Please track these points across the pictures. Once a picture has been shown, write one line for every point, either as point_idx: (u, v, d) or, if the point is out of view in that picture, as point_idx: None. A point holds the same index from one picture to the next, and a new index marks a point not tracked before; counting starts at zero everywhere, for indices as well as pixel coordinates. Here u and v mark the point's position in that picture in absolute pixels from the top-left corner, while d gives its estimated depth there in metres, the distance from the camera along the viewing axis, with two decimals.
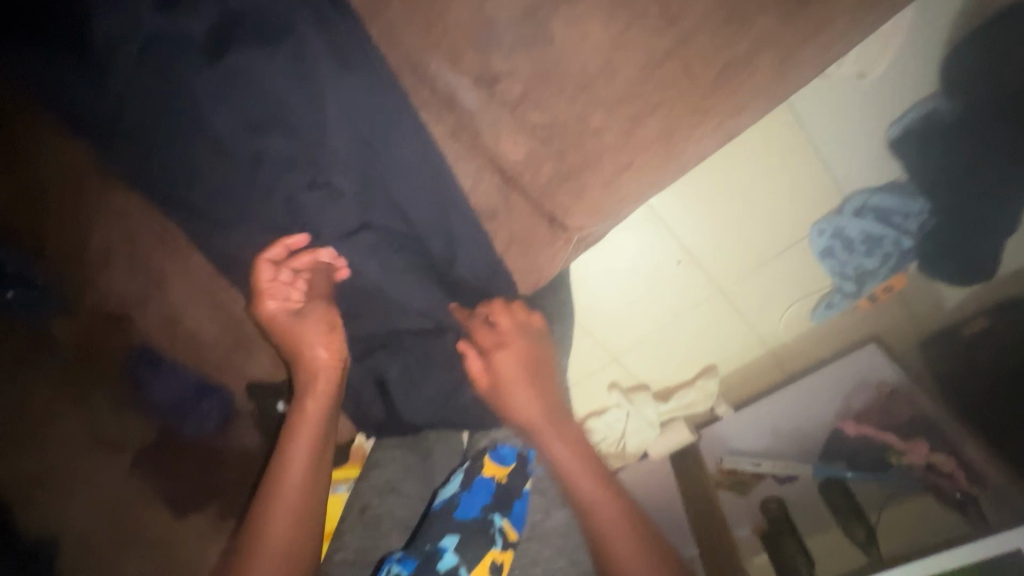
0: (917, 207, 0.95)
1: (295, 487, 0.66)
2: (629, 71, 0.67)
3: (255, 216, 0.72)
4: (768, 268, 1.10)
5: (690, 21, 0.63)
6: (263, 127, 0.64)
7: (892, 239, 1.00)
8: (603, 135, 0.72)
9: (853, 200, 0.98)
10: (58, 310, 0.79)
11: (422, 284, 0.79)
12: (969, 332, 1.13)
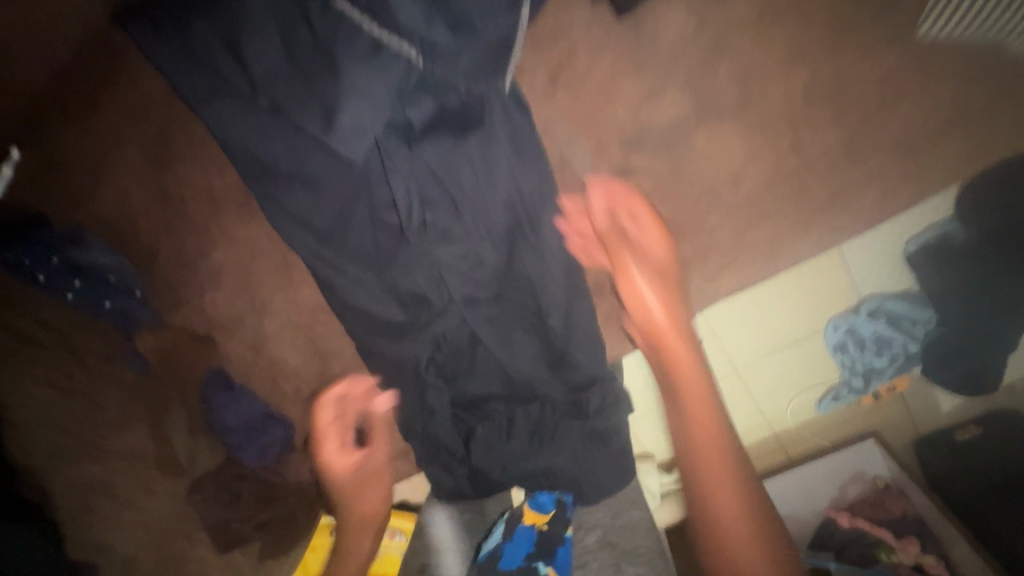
0: (927, 316, 0.78)
1: (370, 510, 0.86)
2: (754, 183, 0.75)
3: (395, 273, 0.77)
4: (781, 354, 0.85)
5: (814, 151, 0.72)
6: (432, 203, 0.72)
7: (902, 341, 0.80)
8: (716, 233, 0.79)
9: (868, 302, 0.80)
10: (149, 323, 0.85)
11: (539, 356, 0.81)
12: (960, 439, 0.79)
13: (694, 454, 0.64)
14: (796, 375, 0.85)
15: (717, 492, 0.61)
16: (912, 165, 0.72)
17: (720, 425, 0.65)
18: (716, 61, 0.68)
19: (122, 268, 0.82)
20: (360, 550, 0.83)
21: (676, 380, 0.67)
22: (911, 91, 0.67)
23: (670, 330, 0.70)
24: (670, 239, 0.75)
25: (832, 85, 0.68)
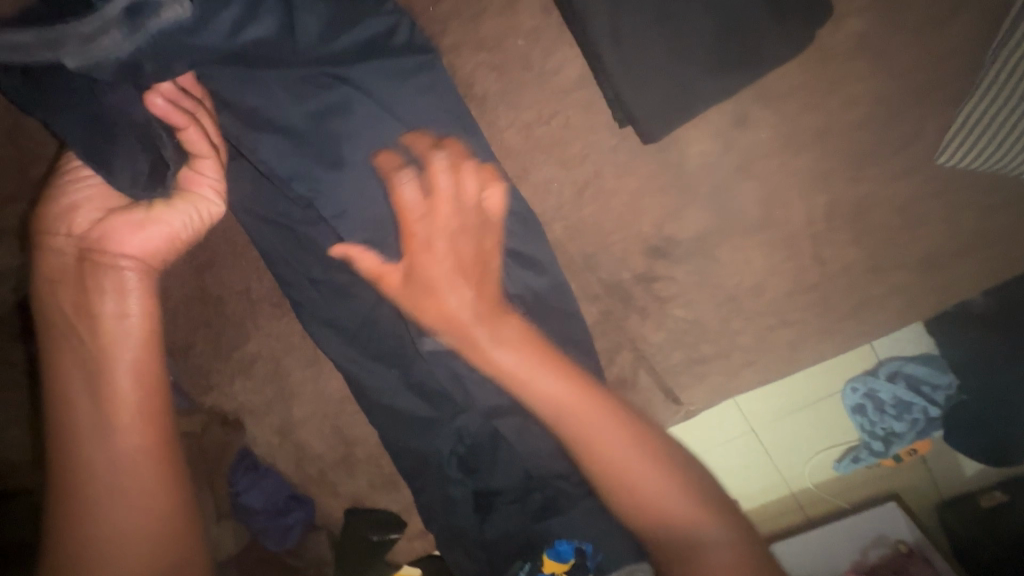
0: (947, 380, 0.87)
1: (125, 467, 0.53)
2: (777, 292, 0.76)
3: (421, 371, 0.79)
4: (804, 416, 0.95)
5: (836, 265, 0.73)
6: None
7: (922, 406, 0.88)
8: (739, 336, 0.79)
9: (886, 365, 0.89)
10: None
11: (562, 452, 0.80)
12: (985, 504, 0.94)
13: (651, 509, 0.57)
14: (825, 435, 0.97)
15: (664, 529, 0.57)
16: (936, 284, 0.72)
17: (647, 456, 0.57)
18: (739, 184, 0.70)
19: None
20: (127, 517, 0.52)
21: (610, 472, 0.57)
22: (929, 216, 0.70)
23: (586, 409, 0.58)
24: (478, 236, 0.60)
25: (850, 208, 0.70)
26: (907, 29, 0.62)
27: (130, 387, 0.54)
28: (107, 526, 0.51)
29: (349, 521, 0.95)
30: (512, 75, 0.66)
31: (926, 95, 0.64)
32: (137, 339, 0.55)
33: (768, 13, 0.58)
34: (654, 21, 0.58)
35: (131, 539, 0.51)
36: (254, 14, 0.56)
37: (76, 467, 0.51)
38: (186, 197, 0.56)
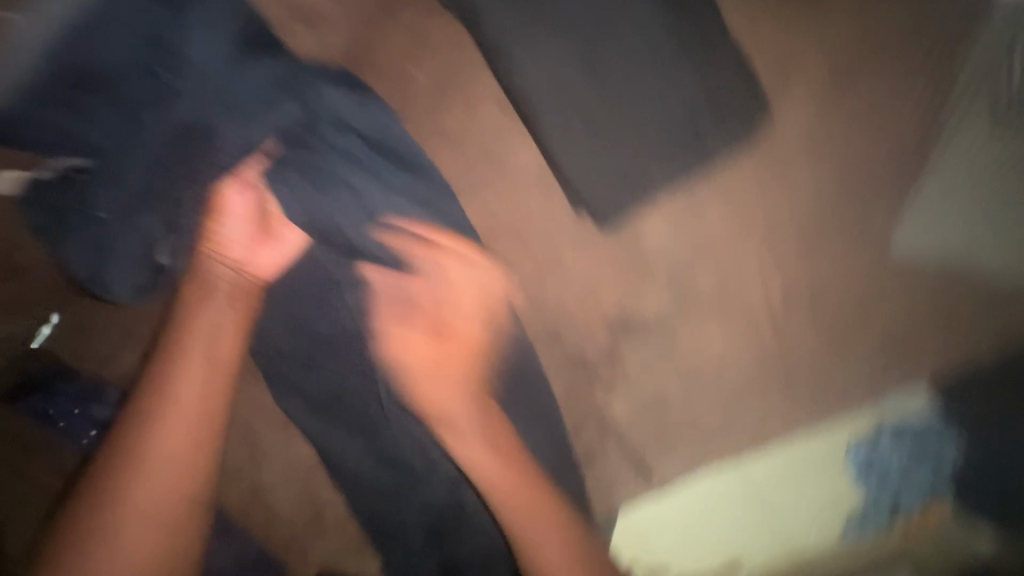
0: (952, 446, 0.76)
1: (188, 415, 0.70)
2: (740, 369, 0.76)
3: (383, 442, 0.74)
4: (815, 493, 0.77)
5: (796, 345, 0.74)
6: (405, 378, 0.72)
7: (926, 475, 0.76)
8: (706, 413, 0.78)
9: (885, 428, 0.76)
10: None
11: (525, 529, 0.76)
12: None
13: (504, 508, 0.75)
14: (826, 509, 0.78)
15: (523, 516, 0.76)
16: (891, 367, 0.75)
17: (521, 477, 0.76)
18: (697, 267, 0.71)
19: None
20: (166, 449, 0.70)
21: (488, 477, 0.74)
22: (880, 302, 0.72)
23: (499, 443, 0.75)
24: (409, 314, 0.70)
25: (807, 291, 0.72)
26: (835, 134, 0.70)
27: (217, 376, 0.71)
28: (133, 502, 0.69)
29: None
30: (472, 156, 0.68)
31: (856, 189, 0.71)
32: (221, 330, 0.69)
33: (695, 133, 0.70)
34: (611, 133, 0.68)
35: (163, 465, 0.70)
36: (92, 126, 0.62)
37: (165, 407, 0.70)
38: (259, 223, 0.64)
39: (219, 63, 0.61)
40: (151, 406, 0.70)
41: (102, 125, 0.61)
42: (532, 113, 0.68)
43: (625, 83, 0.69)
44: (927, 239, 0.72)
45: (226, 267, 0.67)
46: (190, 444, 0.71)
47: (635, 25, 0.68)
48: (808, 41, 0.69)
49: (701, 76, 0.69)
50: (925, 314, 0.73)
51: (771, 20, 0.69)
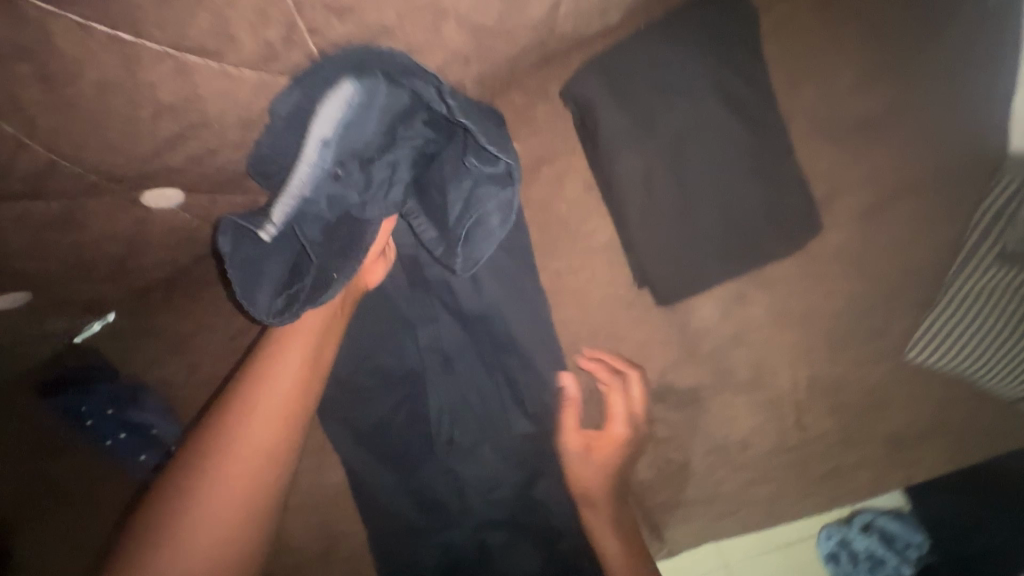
0: (918, 538, 0.87)
1: (254, 455, 0.58)
2: (761, 447, 0.82)
3: (422, 479, 0.81)
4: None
5: (815, 431, 0.81)
6: (458, 415, 0.80)
7: (894, 564, 0.87)
8: (724, 484, 0.83)
9: (862, 516, 0.90)
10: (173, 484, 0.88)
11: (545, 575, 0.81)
12: None
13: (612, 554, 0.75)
14: None
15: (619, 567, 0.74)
16: (901, 463, 0.80)
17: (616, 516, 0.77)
18: (735, 349, 0.79)
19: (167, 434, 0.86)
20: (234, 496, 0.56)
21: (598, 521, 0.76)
22: (897, 400, 0.78)
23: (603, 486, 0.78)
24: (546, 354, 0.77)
25: (830, 384, 0.79)
26: (879, 246, 0.73)
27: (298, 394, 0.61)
28: (200, 518, 0.54)
29: None
30: (551, 228, 0.76)
31: (889, 301, 0.75)
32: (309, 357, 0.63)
33: (770, 223, 0.67)
34: (677, 215, 0.67)
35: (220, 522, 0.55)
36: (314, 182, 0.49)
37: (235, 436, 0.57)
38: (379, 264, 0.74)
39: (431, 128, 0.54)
40: (217, 443, 0.57)
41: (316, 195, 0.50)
42: (609, 179, 0.67)
43: (706, 155, 0.65)
44: (964, 362, 0.72)
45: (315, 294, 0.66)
46: (248, 498, 0.58)
47: (722, 96, 0.64)
48: (877, 146, 0.70)
49: (790, 155, 0.66)
50: (935, 421, 0.78)
51: (848, 127, 0.69)
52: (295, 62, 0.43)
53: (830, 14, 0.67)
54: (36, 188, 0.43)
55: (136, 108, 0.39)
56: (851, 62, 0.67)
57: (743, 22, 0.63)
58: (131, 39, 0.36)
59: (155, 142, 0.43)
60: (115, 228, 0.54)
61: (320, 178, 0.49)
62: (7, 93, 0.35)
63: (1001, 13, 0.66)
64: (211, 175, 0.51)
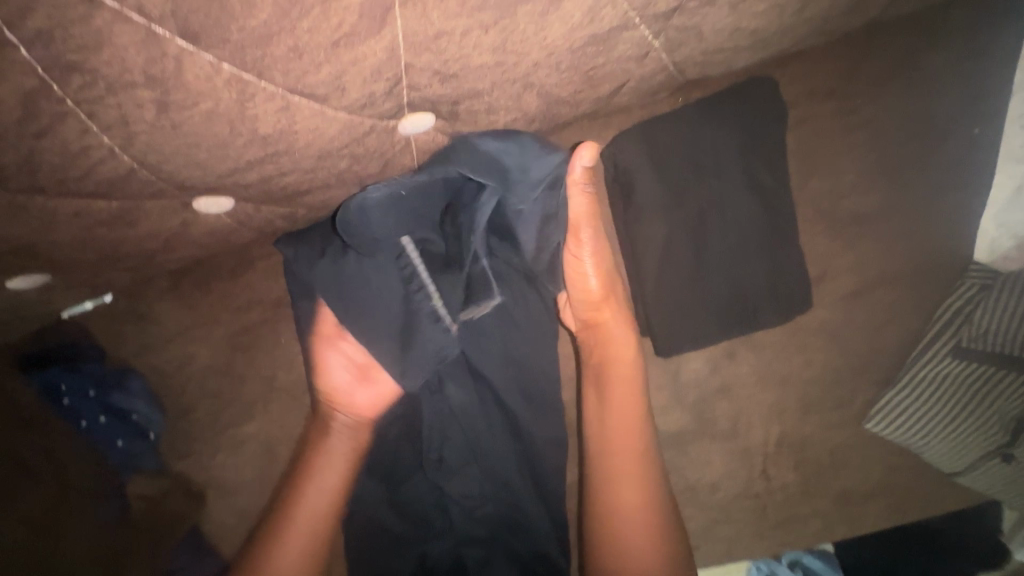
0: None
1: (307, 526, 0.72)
2: (727, 492, 0.88)
3: (410, 492, 0.81)
4: None
5: (780, 481, 0.87)
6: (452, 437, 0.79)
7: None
8: (690, 521, 0.89)
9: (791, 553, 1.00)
10: (147, 470, 0.83)
11: None
12: None
13: (617, 498, 0.69)
14: None
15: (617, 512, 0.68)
16: (848, 519, 0.86)
17: (637, 469, 0.70)
18: (717, 400, 0.86)
19: (146, 413, 0.84)
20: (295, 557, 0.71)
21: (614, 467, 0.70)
22: (850, 460, 0.86)
23: (632, 449, 0.71)
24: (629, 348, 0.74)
25: (796, 442, 0.86)
26: (857, 325, 0.81)
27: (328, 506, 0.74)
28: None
29: None
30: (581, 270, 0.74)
31: (860, 373, 0.83)
32: (327, 477, 0.75)
33: (768, 296, 0.73)
34: (688, 277, 0.73)
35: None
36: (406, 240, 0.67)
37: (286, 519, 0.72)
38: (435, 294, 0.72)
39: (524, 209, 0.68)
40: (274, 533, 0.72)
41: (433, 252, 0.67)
42: (633, 237, 0.74)
43: (723, 228, 0.72)
44: (918, 438, 0.80)
45: (343, 407, 0.78)
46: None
47: (746, 181, 0.71)
48: (867, 240, 0.79)
49: (794, 240, 0.72)
50: (891, 488, 0.85)
51: (843, 220, 0.79)
52: (384, 111, 0.46)
53: (840, 122, 0.77)
54: (109, 189, 0.45)
55: (235, 135, 0.42)
56: (851, 163, 0.78)
57: (774, 118, 0.71)
58: (253, 79, 0.38)
59: (236, 162, 0.45)
60: (163, 227, 0.55)
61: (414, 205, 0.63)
62: (122, 111, 0.37)
63: (987, 141, 0.74)
64: (273, 190, 0.52)
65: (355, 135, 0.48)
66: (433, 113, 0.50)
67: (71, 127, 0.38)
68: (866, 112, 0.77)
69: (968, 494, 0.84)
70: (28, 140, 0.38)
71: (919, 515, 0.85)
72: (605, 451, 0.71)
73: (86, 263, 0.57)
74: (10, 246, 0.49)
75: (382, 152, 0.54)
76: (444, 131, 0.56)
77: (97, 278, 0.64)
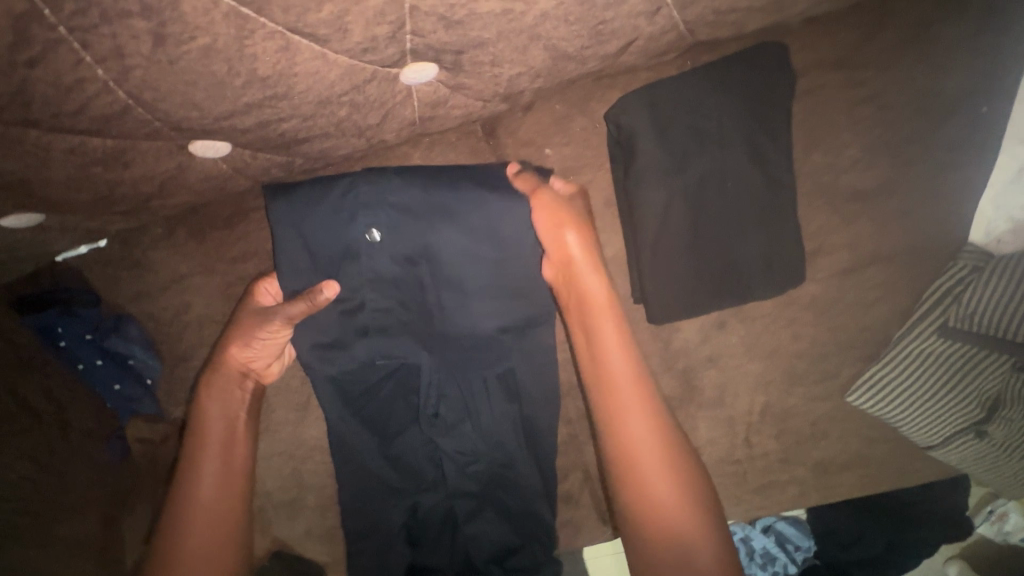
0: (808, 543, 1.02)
1: (210, 499, 0.68)
2: (709, 458, 0.90)
3: (400, 446, 0.83)
4: None
5: (761, 449, 0.90)
6: (447, 396, 0.80)
7: (784, 561, 1.02)
8: None
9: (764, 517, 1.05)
10: (144, 413, 0.85)
11: (501, 541, 0.83)
12: None
13: (638, 474, 0.66)
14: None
15: (659, 522, 0.64)
16: (823, 486, 0.90)
17: (647, 424, 0.68)
18: (706, 369, 0.88)
19: (141, 360, 0.84)
20: (201, 532, 0.67)
21: (642, 477, 0.66)
22: (831, 431, 0.88)
23: (636, 403, 0.68)
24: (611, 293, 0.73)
25: (780, 412, 0.88)
26: (848, 301, 0.82)
27: (236, 453, 0.72)
28: (183, 540, 0.66)
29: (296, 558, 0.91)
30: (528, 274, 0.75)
31: (847, 349, 0.84)
32: (231, 429, 0.73)
33: (762, 268, 0.74)
34: (684, 247, 0.73)
35: (200, 555, 0.66)
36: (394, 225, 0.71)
37: (187, 498, 0.68)
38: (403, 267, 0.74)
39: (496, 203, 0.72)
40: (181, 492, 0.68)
41: (370, 313, 0.74)
42: (632, 203, 0.73)
43: (722, 199, 0.72)
44: (895, 412, 0.83)
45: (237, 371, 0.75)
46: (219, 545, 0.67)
47: (749, 153, 0.71)
48: (866, 217, 0.79)
49: (793, 213, 0.72)
50: (867, 459, 0.88)
51: (843, 196, 0.79)
52: (386, 57, 0.45)
53: (847, 95, 0.76)
54: (104, 126, 0.44)
55: (232, 74, 0.41)
56: (856, 138, 0.77)
57: (781, 88, 0.70)
58: (252, 14, 0.37)
59: (234, 104, 0.44)
60: (160, 170, 0.54)
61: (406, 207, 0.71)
62: (117, 41, 0.37)
63: (995, 120, 0.73)
64: (270, 137, 0.52)
65: (355, 82, 0.47)
66: (436, 63, 0.49)
67: (64, 56, 0.37)
68: (875, 86, 0.75)
69: (939, 466, 0.87)
70: (20, 69, 0.37)
71: (890, 484, 0.89)
72: (602, 398, 0.70)
73: (79, 205, 0.56)
74: (5, 180, 0.48)
75: (382, 102, 0.53)
76: (447, 84, 0.55)
77: (91, 221, 0.64)
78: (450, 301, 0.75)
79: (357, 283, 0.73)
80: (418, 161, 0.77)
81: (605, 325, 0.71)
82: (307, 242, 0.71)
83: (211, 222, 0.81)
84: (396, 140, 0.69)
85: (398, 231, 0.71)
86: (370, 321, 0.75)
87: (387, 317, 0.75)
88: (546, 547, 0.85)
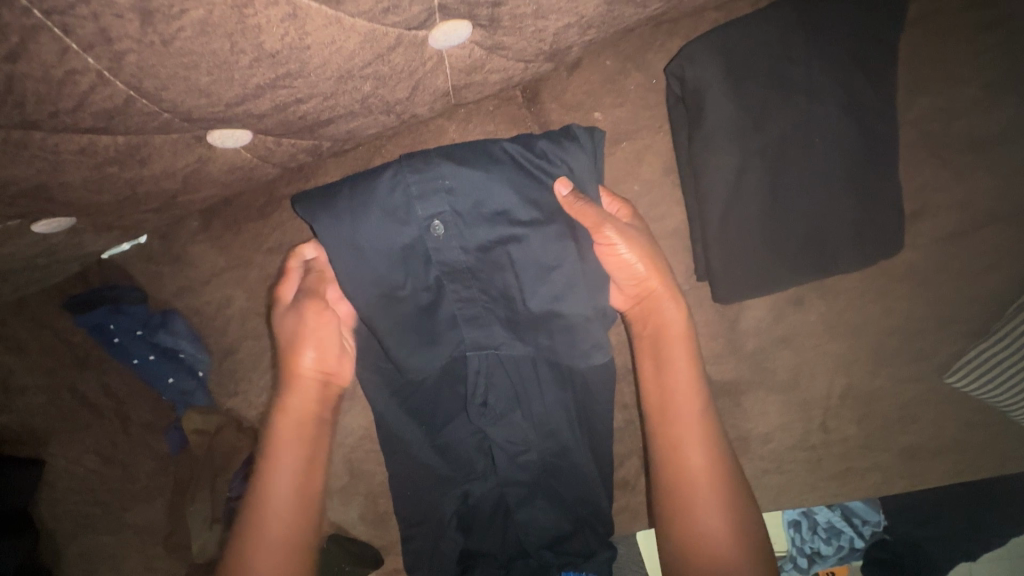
0: (877, 518, 0.92)
1: (284, 519, 0.62)
2: (780, 444, 0.82)
3: (448, 436, 0.78)
4: None
5: (840, 434, 0.81)
6: (495, 383, 0.76)
7: (850, 535, 0.92)
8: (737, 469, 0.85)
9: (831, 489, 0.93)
10: (200, 405, 0.84)
11: (554, 528, 0.80)
12: None
13: (689, 489, 0.61)
14: None
15: (703, 541, 0.59)
16: (913, 473, 0.80)
17: (707, 443, 0.62)
18: (778, 350, 0.79)
19: (192, 353, 0.84)
20: (271, 557, 0.60)
21: (690, 510, 0.60)
22: (924, 413, 0.78)
23: (695, 419, 0.63)
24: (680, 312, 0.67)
25: (863, 393, 0.79)
26: (952, 268, 0.71)
27: (309, 470, 0.65)
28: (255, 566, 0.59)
29: (355, 540, 0.92)
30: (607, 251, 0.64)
31: (948, 324, 0.73)
32: (304, 443, 0.65)
33: (852, 239, 0.63)
34: (756, 217, 0.64)
35: None
36: (452, 205, 0.60)
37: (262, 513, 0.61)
38: (476, 255, 0.62)
39: (554, 169, 0.63)
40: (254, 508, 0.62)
41: (454, 303, 0.64)
42: (697, 170, 0.64)
43: (809, 161, 0.61)
44: (1006, 397, 0.71)
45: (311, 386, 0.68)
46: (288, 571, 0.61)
47: (842, 102, 0.60)
48: (980, 169, 0.67)
49: (893, 173, 0.62)
50: (967, 443, 0.78)
51: (954, 145, 0.67)
52: (411, 17, 0.39)
53: (968, 22, 0.63)
54: (110, 122, 0.41)
55: (236, 52, 0.36)
56: (976, 74, 0.64)
57: (889, 24, 0.59)
58: None
59: (245, 87, 0.40)
60: (182, 164, 0.51)
61: (457, 185, 0.60)
62: (100, 23, 0.32)
63: None
64: (291, 121, 0.47)
65: (379, 50, 0.41)
66: (469, 21, 0.43)
67: (47, 44, 0.33)
68: (1005, 7, 0.62)
69: None
70: (4, 65, 0.33)
71: (995, 472, 0.78)
72: (656, 406, 0.65)
73: (106, 206, 0.54)
74: (22, 187, 0.45)
75: (411, 72, 0.47)
76: (483, 45, 0.48)
77: (123, 220, 0.61)
78: (533, 283, 0.62)
79: (433, 276, 0.63)
80: (453, 136, 0.70)
81: (667, 332, 0.66)
82: (355, 240, 0.59)
83: (247, 212, 0.79)
84: (431, 114, 0.63)
85: (455, 207, 0.60)
86: (456, 312, 0.65)
87: (473, 306, 0.65)
88: (601, 533, 0.82)
